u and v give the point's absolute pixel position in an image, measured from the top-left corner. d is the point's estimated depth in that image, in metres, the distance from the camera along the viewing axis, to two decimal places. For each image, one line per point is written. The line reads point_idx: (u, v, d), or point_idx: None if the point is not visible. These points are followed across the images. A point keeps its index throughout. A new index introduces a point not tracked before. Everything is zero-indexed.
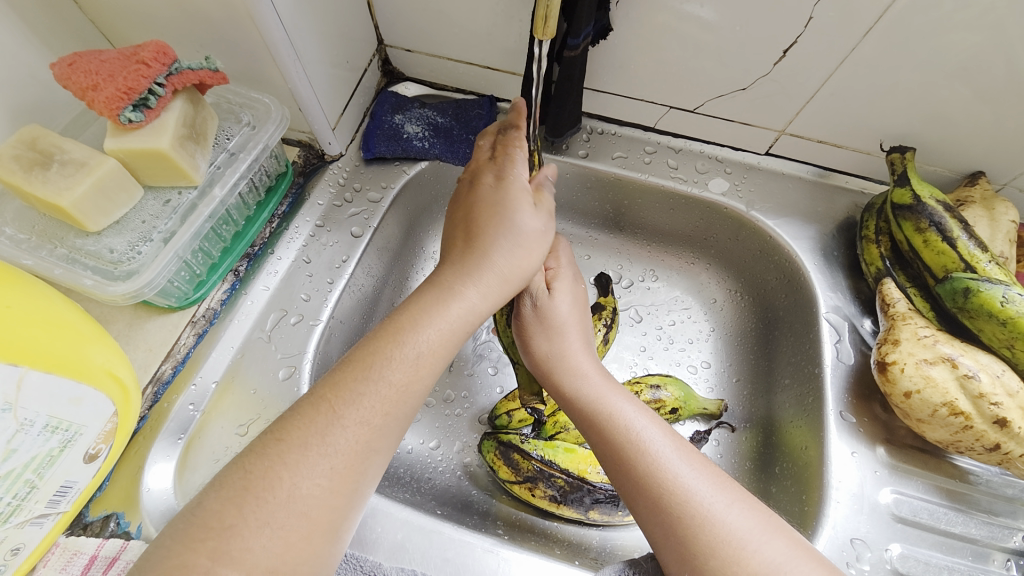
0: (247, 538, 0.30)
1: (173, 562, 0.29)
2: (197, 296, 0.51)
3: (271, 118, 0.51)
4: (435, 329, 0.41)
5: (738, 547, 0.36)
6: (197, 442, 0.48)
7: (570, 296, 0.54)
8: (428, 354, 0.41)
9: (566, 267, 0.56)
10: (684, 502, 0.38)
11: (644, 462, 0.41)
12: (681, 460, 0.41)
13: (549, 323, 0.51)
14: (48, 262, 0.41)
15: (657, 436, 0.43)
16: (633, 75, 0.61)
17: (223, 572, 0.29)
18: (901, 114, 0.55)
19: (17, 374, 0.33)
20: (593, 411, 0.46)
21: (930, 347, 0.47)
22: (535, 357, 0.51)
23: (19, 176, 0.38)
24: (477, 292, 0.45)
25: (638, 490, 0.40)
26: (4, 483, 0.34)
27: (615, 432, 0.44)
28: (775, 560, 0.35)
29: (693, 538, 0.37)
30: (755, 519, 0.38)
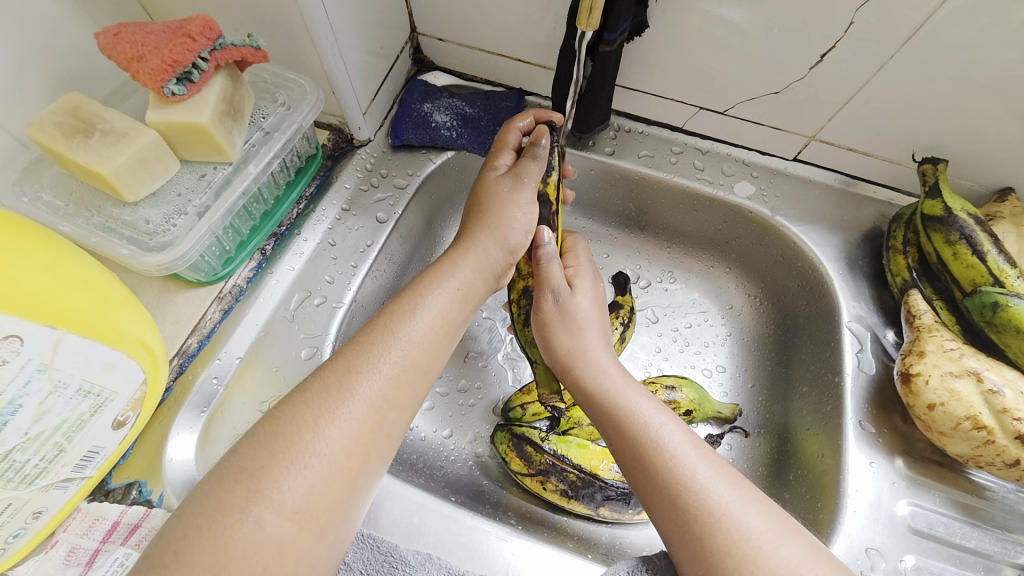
0: (278, 486, 0.32)
1: (212, 503, 0.31)
2: (225, 272, 0.51)
3: (306, 99, 0.51)
4: (438, 299, 0.44)
5: (754, 547, 0.36)
6: (218, 416, 0.48)
7: (591, 296, 0.54)
8: (437, 322, 0.43)
9: (586, 267, 0.56)
10: (701, 500, 0.38)
11: (662, 459, 0.41)
12: (698, 459, 0.41)
13: (571, 320, 0.51)
14: (85, 230, 0.42)
15: (675, 434, 0.43)
16: (664, 74, 0.60)
17: (256, 510, 0.31)
18: (934, 126, 0.55)
19: (54, 337, 0.33)
20: (612, 407, 0.46)
21: (956, 360, 0.47)
22: (556, 352, 0.50)
23: (61, 143, 0.39)
24: (472, 266, 0.48)
25: (655, 486, 0.41)
26: (33, 444, 0.34)
27: (633, 429, 0.44)
28: (790, 562, 0.35)
29: (709, 536, 0.37)
30: (771, 520, 0.38)
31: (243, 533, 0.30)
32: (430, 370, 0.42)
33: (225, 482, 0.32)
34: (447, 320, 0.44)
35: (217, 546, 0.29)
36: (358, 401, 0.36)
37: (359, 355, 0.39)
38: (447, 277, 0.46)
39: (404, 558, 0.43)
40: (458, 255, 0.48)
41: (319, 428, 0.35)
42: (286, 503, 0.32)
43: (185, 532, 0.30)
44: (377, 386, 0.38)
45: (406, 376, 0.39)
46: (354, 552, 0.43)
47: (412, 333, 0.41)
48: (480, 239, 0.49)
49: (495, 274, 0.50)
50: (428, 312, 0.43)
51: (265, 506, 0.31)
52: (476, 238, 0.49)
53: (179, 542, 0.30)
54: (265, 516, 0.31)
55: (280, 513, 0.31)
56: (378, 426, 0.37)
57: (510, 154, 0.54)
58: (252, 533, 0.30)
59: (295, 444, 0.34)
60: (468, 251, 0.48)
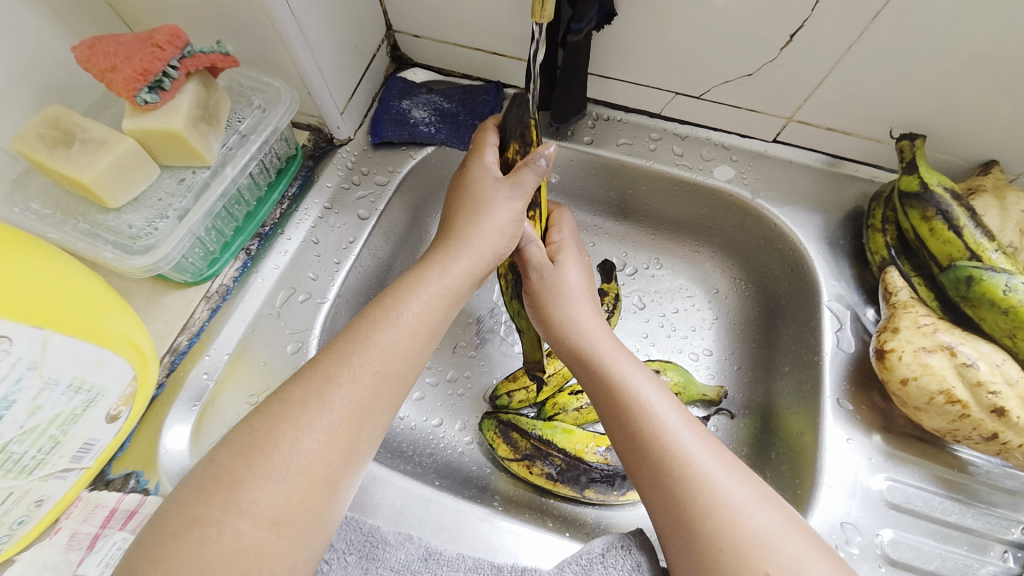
0: (252, 496, 0.33)
1: (187, 514, 0.32)
2: (211, 272, 0.53)
3: (281, 101, 0.53)
4: (421, 303, 0.44)
5: (733, 511, 0.37)
6: (210, 411, 0.50)
7: (579, 268, 0.55)
8: (418, 325, 0.44)
9: (571, 243, 0.57)
10: (685, 466, 0.39)
11: (650, 426, 0.42)
12: (684, 427, 0.42)
13: (563, 289, 0.52)
14: (72, 236, 0.44)
15: (664, 403, 0.44)
16: (637, 61, 0.60)
17: (233, 522, 0.32)
18: (911, 101, 0.54)
19: (41, 337, 0.35)
20: (604, 376, 0.46)
21: (930, 335, 0.47)
22: (551, 321, 0.51)
23: (43, 153, 0.41)
24: (458, 266, 0.47)
25: (641, 453, 0.41)
26: (30, 436, 0.36)
27: (624, 396, 0.44)
28: (767, 527, 0.36)
29: (691, 501, 0.38)
30: (751, 488, 0.39)
31: (218, 542, 0.31)
32: (409, 373, 0.42)
33: (201, 493, 0.33)
34: (428, 317, 0.44)
35: (194, 556, 0.31)
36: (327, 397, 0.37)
37: (342, 357, 0.40)
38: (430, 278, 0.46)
39: (386, 538, 0.44)
40: (447, 258, 0.47)
41: (289, 433, 0.35)
42: (256, 510, 0.33)
43: (158, 542, 0.31)
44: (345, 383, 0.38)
45: (378, 377, 0.40)
46: (339, 534, 0.43)
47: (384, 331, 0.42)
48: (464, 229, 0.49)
49: (482, 275, 0.50)
50: (411, 311, 0.43)
51: (240, 516, 0.32)
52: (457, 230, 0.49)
53: (155, 552, 0.31)
54: (242, 527, 0.32)
55: (256, 523, 0.33)
56: (354, 429, 0.38)
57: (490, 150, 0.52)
58: (227, 543, 0.31)
59: (269, 456, 0.34)
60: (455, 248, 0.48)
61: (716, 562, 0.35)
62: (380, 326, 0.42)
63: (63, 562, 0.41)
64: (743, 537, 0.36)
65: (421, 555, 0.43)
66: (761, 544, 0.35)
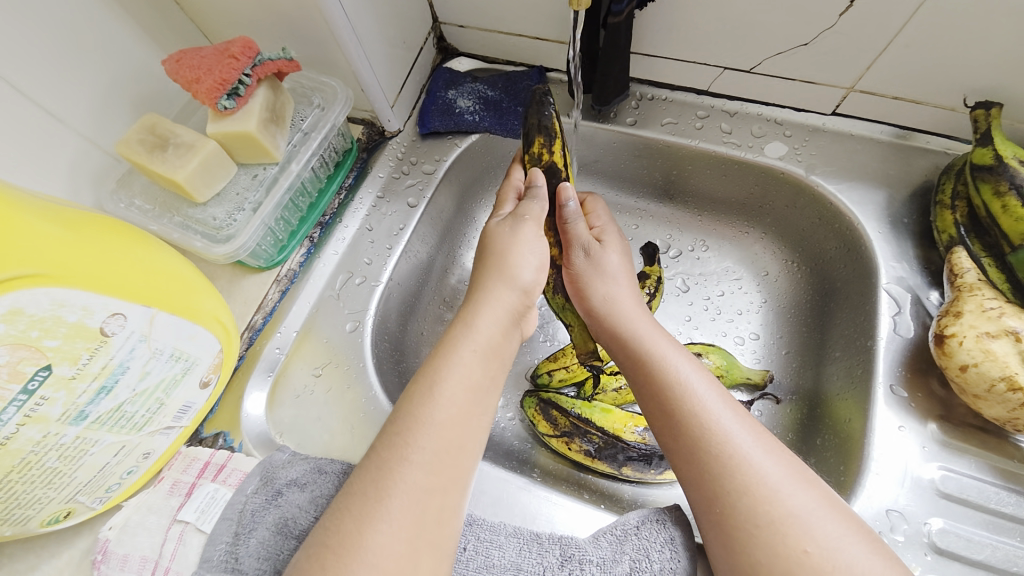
0: (367, 556, 0.33)
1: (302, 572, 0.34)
2: (281, 258, 0.59)
3: (337, 98, 0.57)
4: (467, 362, 0.42)
5: (772, 490, 0.37)
6: (281, 381, 0.56)
7: (620, 249, 0.56)
8: (470, 383, 0.42)
9: (611, 229, 0.58)
10: (722, 444, 0.40)
11: (689, 404, 0.42)
12: (722, 407, 0.42)
13: (602, 270, 0.54)
14: (168, 228, 0.50)
15: (702, 382, 0.44)
16: (682, 36, 0.59)
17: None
18: (989, 64, 0.50)
19: (149, 314, 0.41)
20: (642, 355, 0.47)
21: (995, 319, 0.44)
22: (590, 301, 0.53)
23: (144, 156, 0.47)
24: (505, 287, 0.48)
25: (677, 430, 0.42)
26: (142, 397, 0.43)
27: (662, 375, 0.45)
28: (806, 507, 0.36)
29: (728, 478, 0.38)
30: (789, 468, 0.39)
31: None
32: (478, 412, 0.41)
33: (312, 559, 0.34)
34: (492, 345, 0.45)
35: None
36: (421, 426, 0.38)
37: (420, 388, 0.40)
38: (483, 308, 0.46)
39: None
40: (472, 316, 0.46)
41: (392, 473, 0.36)
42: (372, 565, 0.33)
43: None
44: (433, 409, 0.39)
45: (444, 439, 0.38)
46: None
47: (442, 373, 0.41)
48: (493, 287, 0.48)
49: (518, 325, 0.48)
50: (457, 373, 0.41)
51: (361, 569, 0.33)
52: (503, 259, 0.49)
53: None
54: None
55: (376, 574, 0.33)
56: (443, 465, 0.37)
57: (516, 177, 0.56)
58: None
59: (377, 500, 0.35)
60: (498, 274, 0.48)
61: (752, 537, 0.36)
62: (444, 358, 0.42)
63: (165, 506, 0.48)
64: (781, 514, 0.36)
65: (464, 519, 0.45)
66: (799, 521, 0.36)
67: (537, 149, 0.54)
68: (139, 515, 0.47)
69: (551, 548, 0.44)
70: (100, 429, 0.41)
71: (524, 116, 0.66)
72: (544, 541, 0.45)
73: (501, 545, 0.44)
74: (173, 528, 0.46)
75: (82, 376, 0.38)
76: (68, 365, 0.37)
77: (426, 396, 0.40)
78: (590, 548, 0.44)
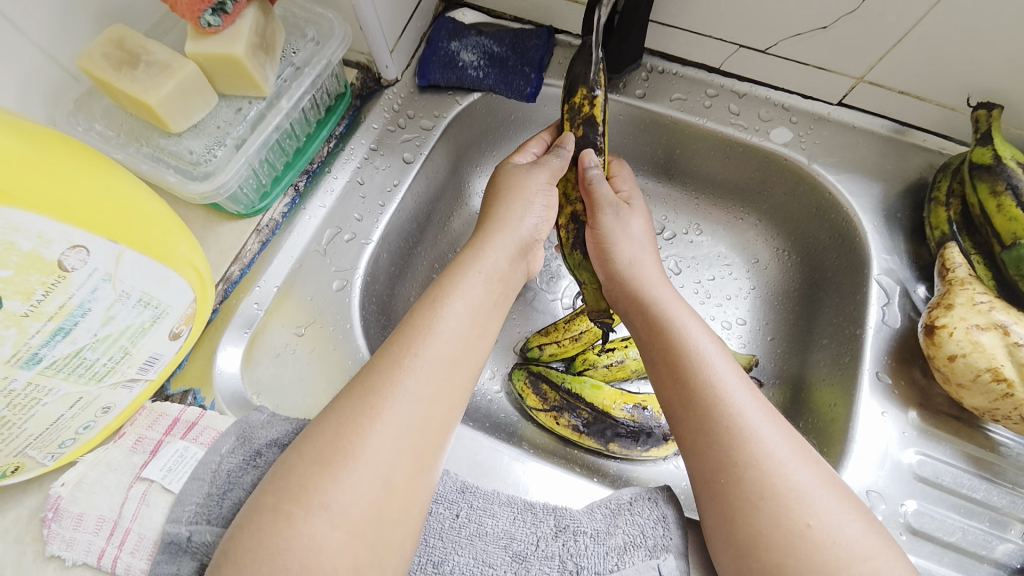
0: (333, 499, 0.32)
1: (252, 506, 0.33)
2: (262, 206, 0.54)
3: (334, 34, 0.52)
4: (473, 300, 0.43)
5: (778, 464, 0.37)
6: (259, 339, 0.53)
7: (644, 217, 0.55)
8: (472, 326, 0.42)
9: (638, 196, 0.57)
10: (735, 416, 0.40)
11: (704, 375, 0.42)
12: (737, 381, 0.42)
13: (627, 230, 0.53)
14: (135, 158, 0.45)
15: (719, 356, 0.44)
16: (701, 8, 0.57)
17: (310, 525, 0.31)
18: (999, 66, 0.50)
19: (116, 251, 0.36)
20: (661, 323, 0.47)
21: (985, 313, 0.46)
22: (610, 264, 0.52)
23: (109, 73, 0.41)
24: (497, 250, 0.47)
25: (690, 399, 0.42)
26: (103, 344, 0.38)
27: (680, 344, 0.44)
28: (809, 483, 0.37)
29: (737, 449, 0.38)
30: (794, 445, 0.39)
31: (289, 550, 0.31)
32: (471, 364, 0.41)
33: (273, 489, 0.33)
34: (480, 309, 0.43)
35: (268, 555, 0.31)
36: (397, 384, 0.36)
37: (412, 333, 0.39)
38: (471, 270, 0.45)
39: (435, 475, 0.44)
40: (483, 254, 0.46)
41: (362, 429, 0.34)
42: (336, 513, 0.32)
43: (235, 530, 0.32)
44: (410, 368, 0.37)
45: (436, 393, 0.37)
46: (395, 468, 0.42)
47: (436, 318, 0.40)
48: (501, 223, 0.49)
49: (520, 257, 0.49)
50: (461, 309, 0.42)
51: (321, 517, 0.32)
52: (497, 218, 0.49)
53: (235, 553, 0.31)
54: (319, 530, 0.31)
55: (335, 527, 0.32)
56: (427, 424, 0.36)
57: (540, 142, 0.56)
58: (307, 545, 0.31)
59: (344, 455, 0.34)
60: (494, 235, 0.48)
61: (755, 508, 0.36)
62: (429, 316, 0.40)
63: (127, 463, 0.43)
64: (785, 488, 0.37)
65: (458, 487, 0.44)
66: (802, 497, 0.36)
67: (579, 99, 0.51)
68: (96, 472, 0.43)
69: (545, 518, 0.43)
70: (55, 376, 0.37)
71: (531, 77, 0.62)
72: (538, 511, 0.44)
73: (495, 514, 0.43)
74: (135, 487, 0.42)
75: (35, 314, 0.34)
76: (20, 301, 0.33)
77: (405, 352, 0.38)
78: (585, 519, 0.43)
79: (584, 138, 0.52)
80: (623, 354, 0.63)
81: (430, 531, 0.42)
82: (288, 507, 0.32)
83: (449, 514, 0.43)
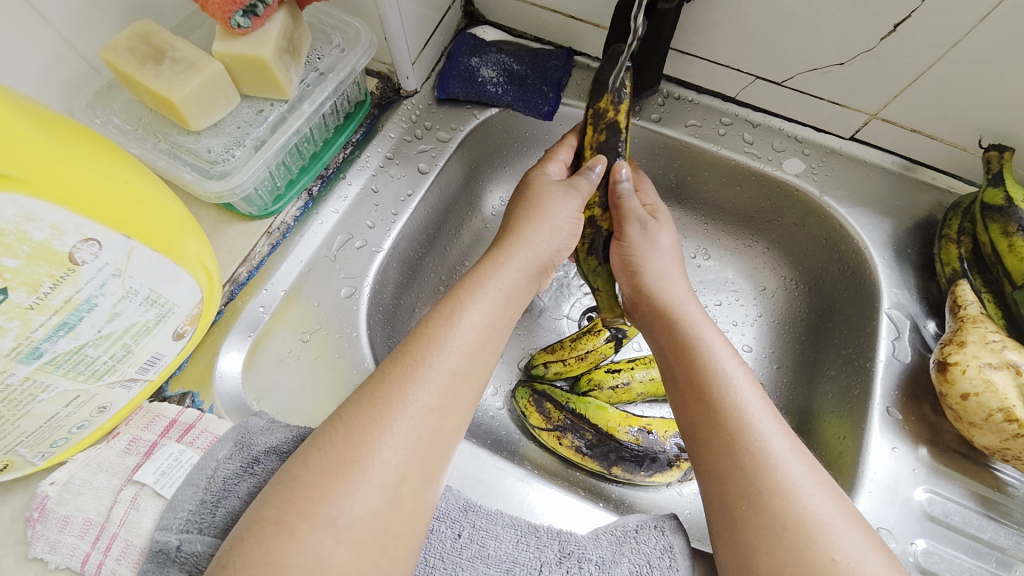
0: (341, 513, 0.31)
1: (251, 516, 0.31)
2: (275, 208, 0.54)
3: (360, 42, 0.52)
4: (485, 311, 0.42)
5: (802, 495, 0.36)
6: (262, 343, 0.52)
7: (673, 233, 0.55)
8: (484, 338, 0.41)
9: (660, 207, 0.57)
10: (760, 442, 0.39)
11: (730, 397, 0.41)
12: (763, 406, 0.41)
13: (657, 247, 0.52)
14: (152, 154, 0.44)
15: (744, 379, 0.43)
16: (721, 39, 0.58)
17: (315, 535, 0.30)
18: (1010, 111, 0.52)
19: (128, 246, 0.36)
20: (686, 342, 0.46)
21: (997, 352, 0.47)
22: (639, 282, 0.51)
23: (134, 67, 0.41)
24: (517, 266, 0.46)
25: (715, 421, 0.41)
26: (105, 342, 0.37)
27: (706, 364, 0.44)
28: (833, 516, 0.36)
29: (762, 476, 0.37)
30: (820, 478, 0.38)
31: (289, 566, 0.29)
32: (480, 380, 0.39)
33: (275, 497, 0.32)
34: (489, 321, 0.42)
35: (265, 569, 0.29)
36: (405, 395, 0.35)
37: (428, 345, 0.38)
38: (485, 281, 0.44)
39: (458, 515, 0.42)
40: (497, 267, 0.46)
41: (369, 439, 0.33)
42: (343, 526, 0.31)
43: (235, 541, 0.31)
44: (422, 380, 0.36)
45: (448, 408, 0.36)
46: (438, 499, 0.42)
47: (452, 332, 0.40)
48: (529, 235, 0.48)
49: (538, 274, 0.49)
50: (474, 321, 0.41)
51: (325, 530, 0.30)
52: (517, 235, 0.49)
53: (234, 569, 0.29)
54: (325, 543, 0.30)
55: (342, 542, 0.30)
56: (434, 442, 0.35)
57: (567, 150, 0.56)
58: (308, 558, 0.30)
59: (352, 468, 0.32)
60: (509, 248, 0.47)
61: (779, 539, 0.35)
62: (444, 328, 0.40)
63: (119, 465, 0.42)
64: (810, 520, 0.35)
65: (461, 505, 0.43)
66: (826, 531, 0.35)
67: (603, 105, 0.52)
68: (86, 473, 0.41)
69: (549, 543, 0.42)
70: (53, 372, 0.36)
71: (549, 96, 0.63)
72: (542, 534, 0.43)
73: (498, 536, 0.42)
74: (125, 490, 0.40)
75: (40, 307, 0.33)
76: (26, 293, 0.32)
77: (416, 363, 0.37)
78: (590, 546, 0.41)
79: (607, 143, 0.52)
80: (630, 376, 0.62)
81: (431, 552, 0.40)
82: (292, 519, 0.31)
83: (451, 533, 0.41)
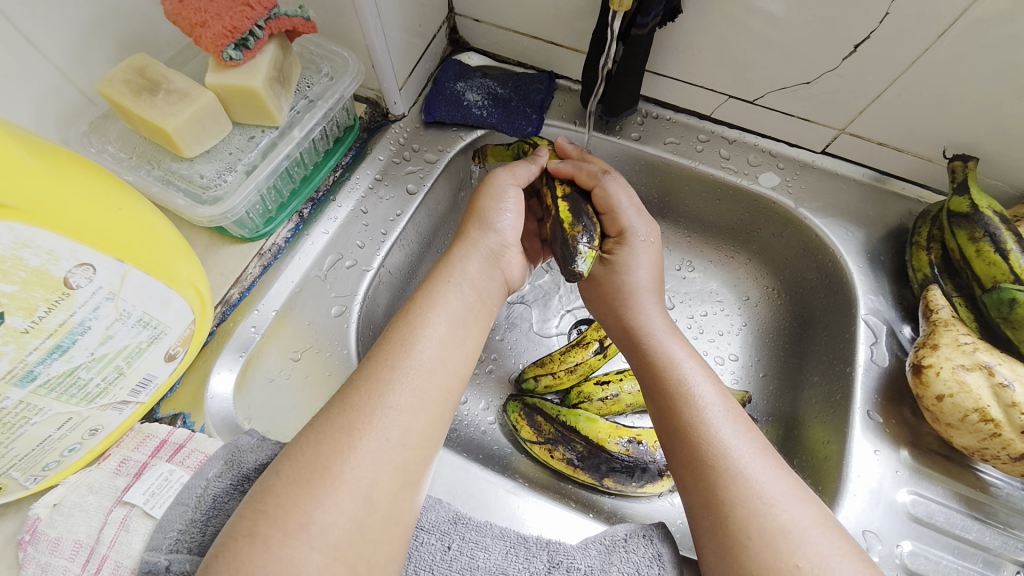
0: (325, 527, 0.32)
1: (230, 531, 0.32)
2: (266, 230, 0.55)
3: (348, 70, 0.54)
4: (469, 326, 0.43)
5: (765, 504, 0.37)
6: (254, 363, 0.52)
7: (656, 255, 0.52)
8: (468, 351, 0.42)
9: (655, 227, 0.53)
10: (720, 455, 0.40)
11: (690, 412, 0.42)
12: (726, 420, 0.42)
13: (631, 275, 0.51)
14: (146, 180, 0.46)
15: (708, 393, 0.44)
16: (693, 61, 0.61)
17: (300, 549, 0.31)
18: (969, 124, 0.55)
19: (122, 270, 0.37)
20: (652, 360, 0.47)
21: (969, 353, 0.48)
22: (613, 308, 0.51)
23: (129, 99, 0.42)
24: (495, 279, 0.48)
25: (678, 437, 0.42)
26: (98, 364, 0.38)
27: (669, 382, 0.45)
28: (800, 523, 0.36)
29: (723, 488, 0.38)
30: (787, 485, 0.39)
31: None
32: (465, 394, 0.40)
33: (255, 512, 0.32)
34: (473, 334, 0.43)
35: None
36: (392, 409, 0.36)
37: (415, 360, 0.39)
38: (469, 295, 0.45)
39: (449, 530, 0.42)
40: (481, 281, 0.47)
41: (356, 452, 0.34)
42: (329, 540, 0.31)
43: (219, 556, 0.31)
44: (409, 395, 0.37)
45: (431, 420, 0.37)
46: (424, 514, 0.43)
47: (439, 347, 0.41)
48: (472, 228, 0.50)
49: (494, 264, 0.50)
50: (457, 336, 0.42)
51: (309, 544, 0.31)
52: (476, 237, 0.50)
53: None
54: (311, 557, 0.31)
55: (329, 555, 0.31)
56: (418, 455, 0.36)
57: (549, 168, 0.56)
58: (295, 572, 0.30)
59: (338, 481, 0.33)
60: (468, 247, 0.49)
61: (743, 547, 0.36)
62: (431, 342, 0.41)
63: (109, 486, 0.42)
64: (774, 528, 0.36)
65: (450, 517, 0.43)
66: (790, 538, 0.36)
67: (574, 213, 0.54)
68: (76, 495, 0.41)
69: (538, 553, 0.42)
70: (47, 396, 0.36)
71: (532, 118, 0.65)
72: (531, 545, 0.43)
73: (487, 548, 0.42)
74: (115, 511, 0.40)
75: (35, 330, 0.34)
76: (22, 317, 0.32)
77: (404, 378, 0.38)
78: (579, 555, 0.42)
79: None
80: (618, 388, 0.63)
81: (420, 564, 0.40)
82: (267, 529, 0.31)
83: (441, 546, 0.41)
